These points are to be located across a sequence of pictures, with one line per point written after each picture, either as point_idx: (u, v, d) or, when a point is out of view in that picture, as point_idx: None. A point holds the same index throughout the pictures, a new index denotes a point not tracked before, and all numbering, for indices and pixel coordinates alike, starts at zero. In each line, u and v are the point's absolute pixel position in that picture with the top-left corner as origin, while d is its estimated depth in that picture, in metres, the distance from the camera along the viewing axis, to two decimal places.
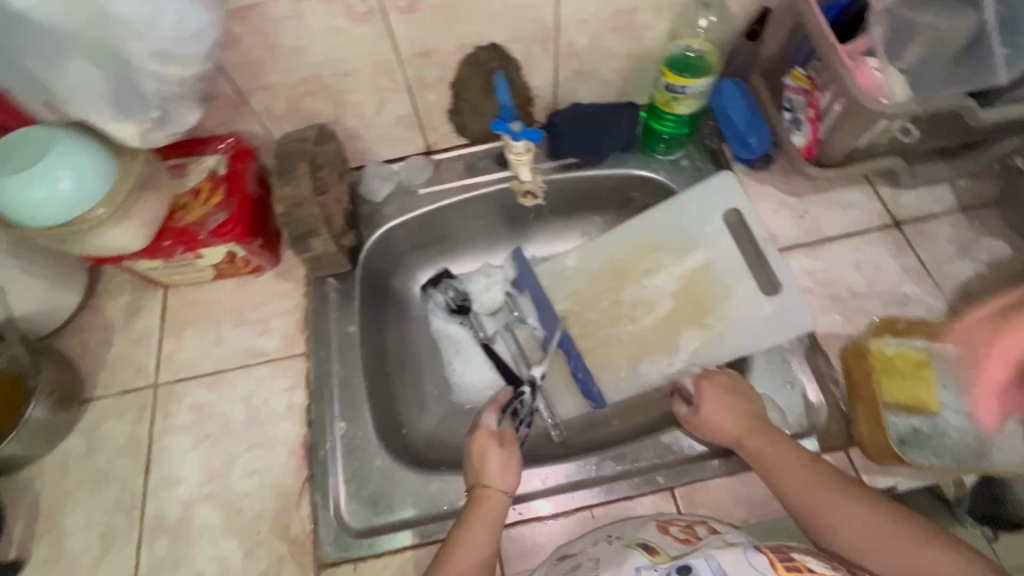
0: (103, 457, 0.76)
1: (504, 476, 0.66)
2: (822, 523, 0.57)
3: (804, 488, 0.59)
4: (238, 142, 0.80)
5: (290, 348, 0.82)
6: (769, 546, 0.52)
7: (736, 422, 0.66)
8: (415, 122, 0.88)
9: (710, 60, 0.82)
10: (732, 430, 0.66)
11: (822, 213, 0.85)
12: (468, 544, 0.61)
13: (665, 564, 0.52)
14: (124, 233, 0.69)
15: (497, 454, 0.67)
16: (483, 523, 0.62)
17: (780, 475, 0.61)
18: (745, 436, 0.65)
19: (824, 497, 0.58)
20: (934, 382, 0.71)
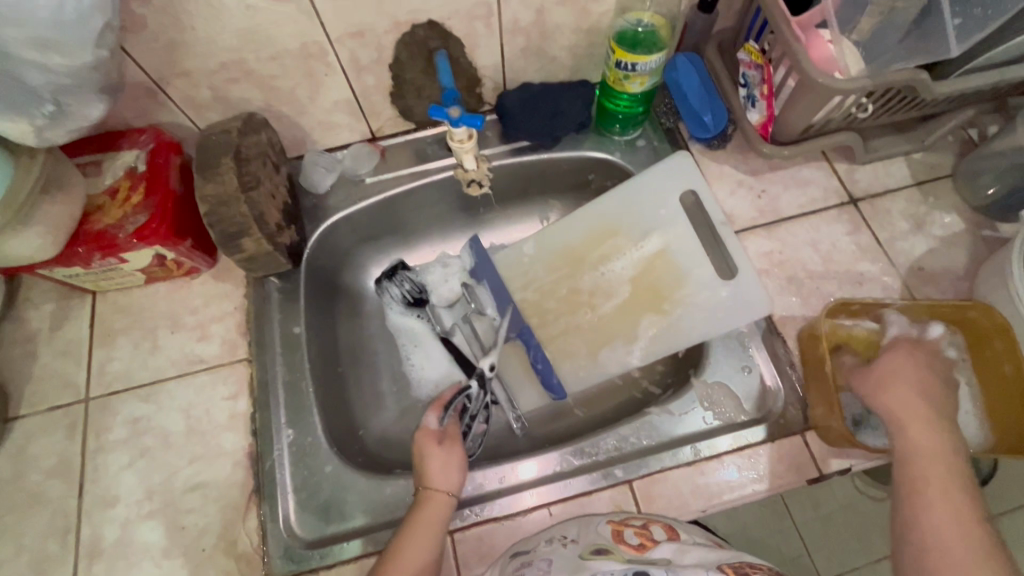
0: (32, 479, 0.71)
1: (449, 477, 0.67)
2: (917, 521, 0.53)
3: (926, 483, 0.55)
4: (158, 134, 0.74)
5: (231, 354, 0.78)
6: (731, 565, 0.50)
7: (909, 398, 0.61)
8: (354, 107, 0.82)
9: (662, 35, 0.78)
10: (899, 404, 0.61)
11: (780, 192, 0.83)
12: (410, 550, 0.60)
13: (621, 567, 0.52)
14: (27, 242, 0.63)
15: (439, 454, 0.68)
16: (425, 528, 0.61)
17: (915, 465, 0.56)
18: (909, 413, 0.60)
19: (937, 502, 0.53)
20: None
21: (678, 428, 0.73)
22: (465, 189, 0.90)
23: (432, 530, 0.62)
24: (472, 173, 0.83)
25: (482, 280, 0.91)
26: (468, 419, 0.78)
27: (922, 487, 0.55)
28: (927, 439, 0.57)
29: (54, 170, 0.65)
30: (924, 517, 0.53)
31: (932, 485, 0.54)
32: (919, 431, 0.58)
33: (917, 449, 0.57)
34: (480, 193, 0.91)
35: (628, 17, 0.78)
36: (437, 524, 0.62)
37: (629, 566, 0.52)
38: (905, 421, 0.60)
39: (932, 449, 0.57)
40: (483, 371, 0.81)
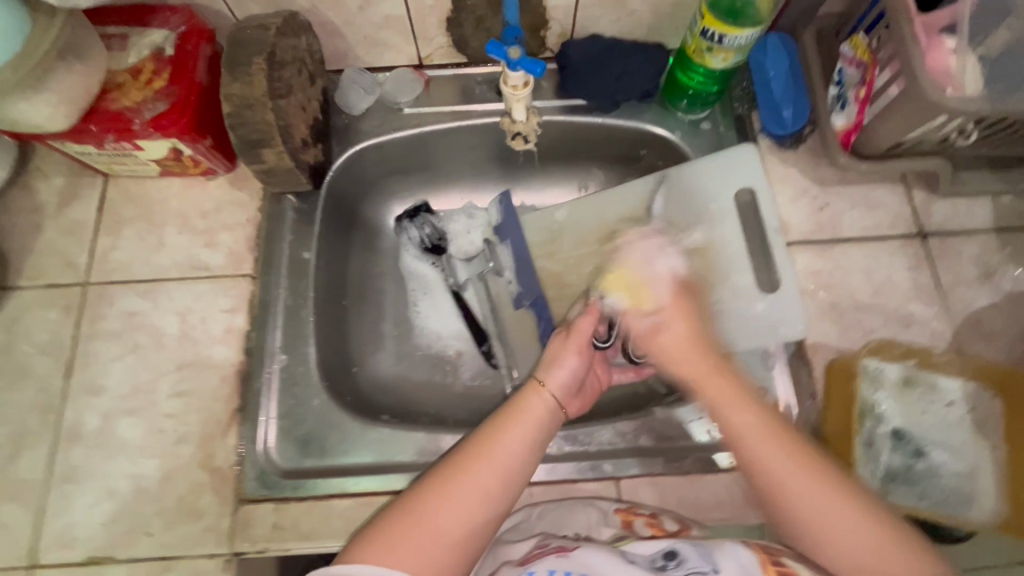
0: (22, 352, 0.71)
1: (564, 384, 0.66)
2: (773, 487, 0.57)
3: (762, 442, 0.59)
4: (191, 18, 0.67)
5: (235, 267, 0.75)
6: (762, 547, 0.53)
7: (692, 357, 0.65)
8: (405, 26, 0.75)
9: (761, 6, 0.67)
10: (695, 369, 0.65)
11: (844, 209, 0.75)
12: (509, 436, 0.59)
13: (652, 550, 0.53)
14: (38, 109, 0.59)
15: (570, 355, 0.68)
16: (516, 433, 0.59)
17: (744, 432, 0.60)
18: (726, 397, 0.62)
19: (777, 461, 0.58)
20: (923, 410, 0.66)
21: (677, 434, 0.70)
22: (508, 142, 0.84)
23: (512, 449, 0.58)
24: (519, 126, 0.78)
25: (505, 239, 0.87)
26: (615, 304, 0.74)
27: (757, 447, 0.59)
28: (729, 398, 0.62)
29: (75, 35, 0.60)
30: (782, 479, 0.57)
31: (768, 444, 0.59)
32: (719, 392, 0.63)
33: (728, 413, 0.62)
34: (523, 148, 0.85)
35: None
36: (529, 437, 0.60)
37: (661, 543, 0.53)
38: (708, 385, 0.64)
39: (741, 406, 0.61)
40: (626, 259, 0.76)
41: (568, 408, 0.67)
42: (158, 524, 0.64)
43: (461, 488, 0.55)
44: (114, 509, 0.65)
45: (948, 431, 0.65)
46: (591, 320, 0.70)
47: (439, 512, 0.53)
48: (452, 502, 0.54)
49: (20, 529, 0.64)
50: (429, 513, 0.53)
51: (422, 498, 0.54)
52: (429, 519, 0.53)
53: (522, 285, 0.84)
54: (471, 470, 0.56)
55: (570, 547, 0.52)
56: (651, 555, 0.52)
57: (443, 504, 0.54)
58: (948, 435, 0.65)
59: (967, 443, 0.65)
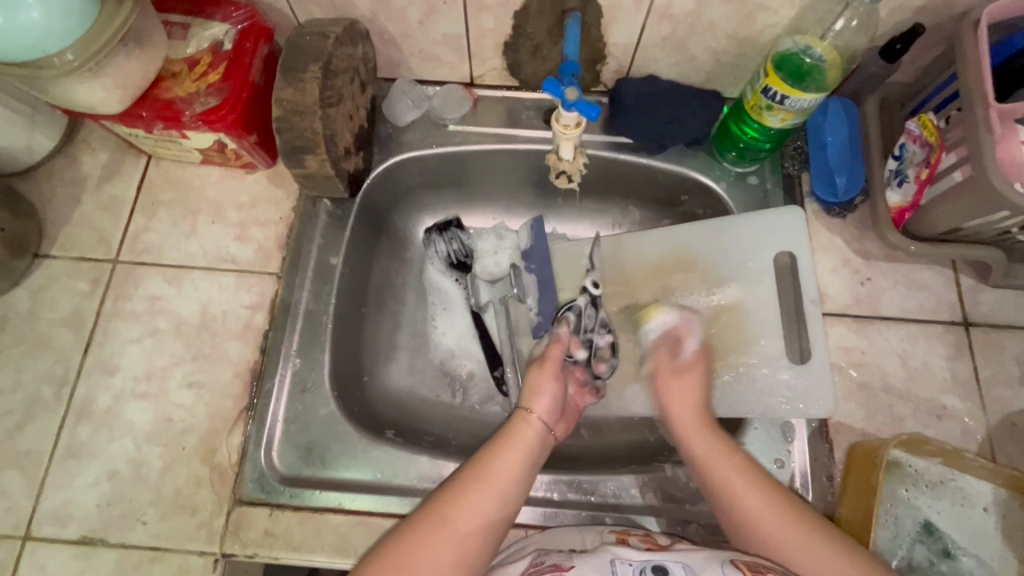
0: (45, 321, 0.71)
1: (551, 409, 0.66)
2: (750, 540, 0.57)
3: (735, 491, 0.59)
4: (253, 16, 0.67)
5: (263, 263, 0.75)
6: (747, 562, 0.54)
7: (683, 409, 0.68)
8: (462, 45, 0.74)
9: (828, 74, 0.66)
10: (681, 419, 0.67)
11: (887, 286, 0.73)
12: (501, 462, 0.59)
13: (640, 559, 0.55)
14: (93, 92, 0.59)
15: (549, 381, 0.67)
16: (506, 457, 0.59)
17: (716, 483, 0.60)
18: (704, 456, 0.63)
19: (756, 509, 0.58)
20: (956, 507, 0.63)
21: (683, 495, 0.68)
22: (551, 179, 0.83)
23: (507, 472, 0.58)
24: (564, 164, 0.76)
25: (531, 266, 0.86)
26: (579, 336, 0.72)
27: (734, 496, 0.59)
28: (706, 446, 0.63)
29: (138, 23, 0.60)
30: (757, 528, 0.57)
31: (744, 495, 0.59)
32: (700, 442, 0.64)
33: (705, 461, 0.62)
34: (567, 185, 0.85)
35: (799, 40, 0.67)
36: (519, 457, 0.60)
37: (649, 557, 0.55)
38: (691, 437, 0.65)
39: (711, 451, 0.62)
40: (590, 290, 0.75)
41: (556, 431, 0.67)
42: (154, 513, 0.64)
43: (456, 519, 0.54)
44: (112, 491, 0.65)
45: (984, 539, 0.62)
46: (560, 347, 0.70)
47: (433, 540, 0.53)
48: (451, 520, 0.54)
49: (19, 498, 0.65)
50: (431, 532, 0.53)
51: (423, 516, 0.54)
52: (430, 538, 0.53)
53: (544, 316, 0.83)
54: (466, 497, 0.56)
55: (566, 565, 0.54)
56: (639, 566, 0.54)
57: (443, 521, 0.54)
58: (981, 543, 0.61)
59: (1003, 555, 0.61)
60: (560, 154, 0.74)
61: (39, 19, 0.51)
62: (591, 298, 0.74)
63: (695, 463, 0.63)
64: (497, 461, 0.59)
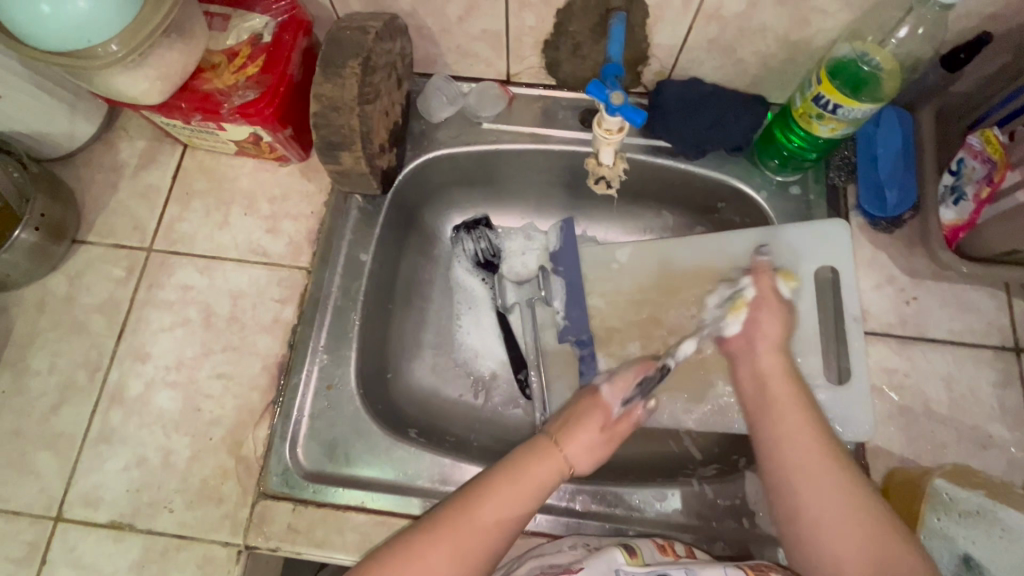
0: (80, 306, 0.72)
1: (583, 457, 0.64)
2: (766, 453, 0.61)
3: (782, 406, 0.62)
4: (293, 8, 0.67)
5: (293, 257, 0.75)
6: (750, 565, 0.55)
7: (765, 325, 0.68)
8: (501, 43, 0.73)
9: (885, 84, 0.63)
10: (762, 338, 0.67)
11: (933, 307, 0.70)
12: (518, 482, 0.59)
13: (644, 570, 0.56)
14: (136, 83, 0.59)
15: (588, 426, 0.66)
16: (506, 492, 0.58)
17: (767, 397, 0.64)
18: (773, 399, 0.63)
19: (787, 430, 0.61)
20: (1000, 541, 0.57)
21: (709, 513, 0.66)
22: (590, 185, 0.82)
23: (513, 497, 0.58)
24: (604, 170, 0.73)
25: (560, 268, 0.85)
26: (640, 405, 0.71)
27: (776, 418, 0.62)
28: (771, 363, 0.66)
29: (181, 13, 0.60)
30: (780, 444, 0.60)
31: (784, 414, 0.62)
32: (766, 358, 0.66)
33: (766, 375, 0.65)
34: (604, 192, 0.84)
35: (856, 46, 0.63)
36: (524, 497, 0.59)
37: (652, 570, 0.56)
38: (763, 351, 0.67)
39: (772, 370, 0.65)
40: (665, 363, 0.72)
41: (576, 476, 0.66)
42: (180, 501, 0.65)
43: (459, 529, 0.56)
44: (142, 477, 0.66)
45: None
46: (627, 423, 0.68)
47: (431, 546, 0.55)
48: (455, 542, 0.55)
49: (52, 479, 0.66)
50: (432, 549, 0.54)
51: (427, 530, 0.56)
52: (429, 555, 0.54)
53: (572, 320, 0.82)
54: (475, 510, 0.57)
55: (576, 569, 0.56)
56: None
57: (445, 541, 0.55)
58: None
59: None
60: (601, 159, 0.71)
61: (85, 8, 0.51)
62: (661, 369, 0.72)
63: (752, 373, 0.66)
64: (501, 487, 0.59)
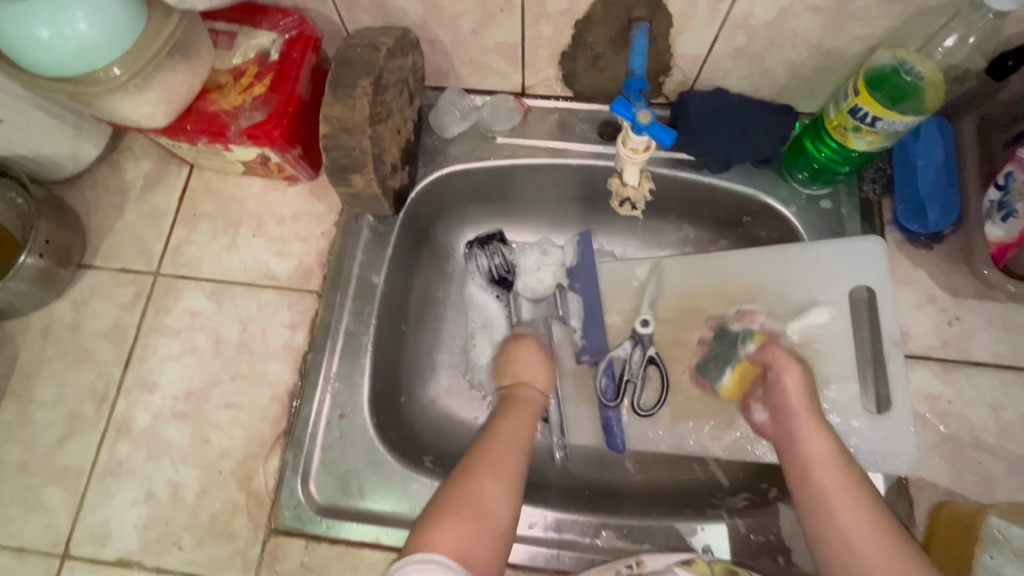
0: (86, 334, 0.71)
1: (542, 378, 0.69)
2: (834, 550, 0.52)
3: (834, 503, 0.54)
4: (301, 23, 0.64)
5: (303, 281, 0.72)
6: None
7: (799, 409, 0.60)
8: (516, 55, 0.70)
9: (928, 96, 0.60)
10: (798, 421, 0.59)
11: (978, 327, 0.66)
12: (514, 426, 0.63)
13: None
14: (139, 107, 0.57)
15: (530, 352, 0.71)
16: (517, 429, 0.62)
17: (817, 489, 0.55)
18: (818, 482, 0.56)
19: (851, 524, 0.52)
20: None
21: (739, 549, 0.63)
22: (617, 209, 0.78)
23: (520, 426, 0.63)
24: (630, 190, 0.69)
25: (577, 284, 0.82)
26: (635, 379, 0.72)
27: (828, 506, 0.54)
28: (820, 445, 0.57)
29: (186, 33, 0.58)
30: (848, 541, 0.52)
31: (840, 509, 0.53)
32: (815, 441, 0.58)
33: (814, 464, 0.57)
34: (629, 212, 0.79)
35: (897, 53, 0.59)
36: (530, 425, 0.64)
37: None
38: (805, 433, 0.58)
39: (823, 455, 0.57)
40: (636, 330, 0.72)
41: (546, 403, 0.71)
42: (190, 538, 0.63)
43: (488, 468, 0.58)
44: (151, 512, 0.64)
45: None
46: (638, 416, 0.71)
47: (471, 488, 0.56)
48: (497, 475, 0.57)
49: (59, 515, 0.64)
50: (480, 486, 0.56)
51: (468, 476, 0.57)
52: (479, 490, 0.55)
53: (591, 339, 0.78)
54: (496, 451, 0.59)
55: None
56: None
57: (488, 476, 0.57)
58: None
59: None
60: (625, 180, 0.67)
61: (85, 30, 0.49)
62: (638, 339, 0.73)
63: (797, 464, 0.58)
64: (507, 421, 0.63)
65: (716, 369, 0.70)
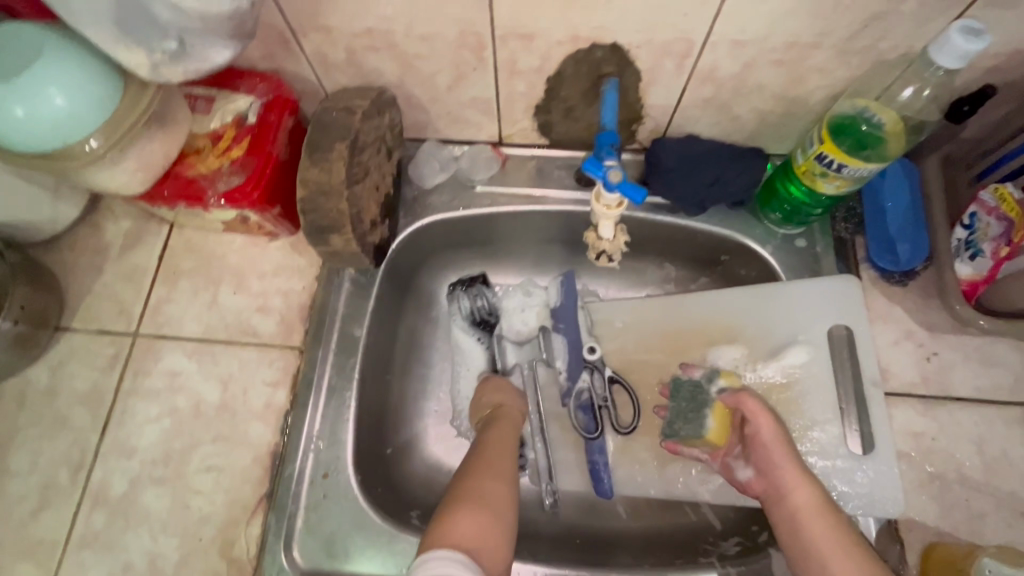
0: (62, 400, 0.69)
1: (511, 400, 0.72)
2: None
3: (825, 555, 0.55)
4: (278, 87, 0.65)
5: (285, 337, 0.72)
6: None
7: (782, 460, 0.61)
8: (492, 108, 0.71)
9: (890, 145, 0.62)
10: (783, 472, 0.61)
11: (957, 362, 0.66)
12: (500, 438, 0.65)
13: None
14: (116, 176, 0.58)
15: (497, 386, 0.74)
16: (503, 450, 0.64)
17: (809, 542, 0.56)
18: (807, 534, 0.57)
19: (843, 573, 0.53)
20: None
21: None
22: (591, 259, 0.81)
23: (505, 439, 0.65)
24: (604, 243, 0.72)
25: (560, 326, 0.81)
26: (600, 403, 0.74)
27: (820, 557, 0.55)
28: (805, 497, 0.59)
29: (163, 102, 0.59)
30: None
31: (830, 557, 0.54)
32: (799, 493, 0.59)
33: (803, 514, 0.58)
34: (607, 263, 0.81)
35: (857, 103, 0.62)
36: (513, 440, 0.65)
37: None
38: (790, 485, 0.60)
39: (808, 505, 0.58)
40: (585, 359, 0.75)
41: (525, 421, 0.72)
42: None
43: (486, 468, 0.60)
44: None
45: None
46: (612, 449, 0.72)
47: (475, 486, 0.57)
48: (495, 475, 0.59)
49: None
50: (484, 485, 0.57)
51: (467, 480, 0.58)
52: (484, 488, 0.56)
53: (570, 375, 0.76)
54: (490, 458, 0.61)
55: None
56: None
57: (484, 477, 0.58)
58: None
59: None
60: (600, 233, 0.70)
61: (61, 105, 0.50)
62: (589, 366, 0.74)
63: (787, 516, 0.59)
64: (491, 435, 0.65)
65: (686, 425, 0.69)
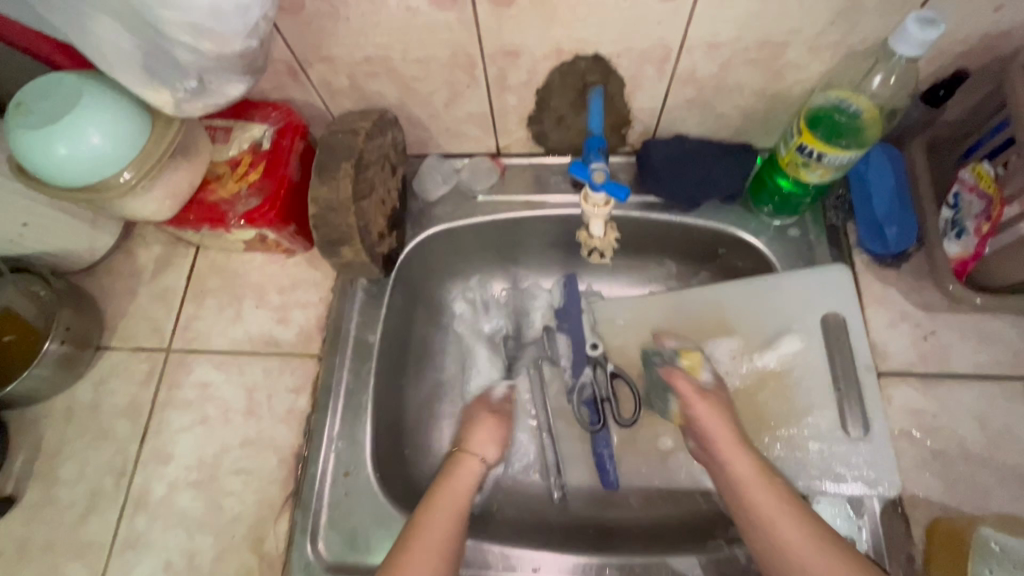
0: (105, 413, 0.75)
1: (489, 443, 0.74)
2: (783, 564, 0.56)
3: (770, 516, 0.58)
4: (289, 114, 0.71)
5: (305, 346, 0.77)
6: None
7: (718, 437, 0.64)
8: (488, 122, 0.76)
9: (868, 131, 0.64)
10: (719, 447, 0.64)
11: (954, 340, 0.67)
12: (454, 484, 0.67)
13: None
14: (148, 205, 0.64)
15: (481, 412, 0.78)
16: (459, 484, 0.67)
17: (754, 512, 0.59)
18: (751, 504, 0.60)
19: (789, 534, 0.56)
20: None
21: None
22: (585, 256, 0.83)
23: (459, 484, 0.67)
24: (596, 241, 0.76)
25: (564, 326, 0.83)
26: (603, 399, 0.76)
27: (766, 520, 0.58)
28: (744, 466, 0.62)
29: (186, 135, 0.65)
30: (782, 548, 0.56)
31: (777, 519, 0.58)
32: (738, 463, 0.62)
33: (744, 485, 0.61)
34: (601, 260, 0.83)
35: (835, 94, 0.64)
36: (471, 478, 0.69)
37: None
38: (728, 458, 0.63)
39: (747, 475, 0.61)
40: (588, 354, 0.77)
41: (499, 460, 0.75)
42: None
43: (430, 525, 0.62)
44: None
45: None
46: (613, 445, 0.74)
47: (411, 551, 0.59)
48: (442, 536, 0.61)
49: None
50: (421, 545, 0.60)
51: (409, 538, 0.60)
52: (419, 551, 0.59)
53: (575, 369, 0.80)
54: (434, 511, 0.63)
55: None
56: None
57: (426, 540, 0.60)
58: None
59: None
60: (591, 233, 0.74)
61: (97, 143, 0.55)
62: (590, 361, 0.76)
63: (732, 488, 0.62)
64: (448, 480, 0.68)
65: (660, 396, 0.73)
